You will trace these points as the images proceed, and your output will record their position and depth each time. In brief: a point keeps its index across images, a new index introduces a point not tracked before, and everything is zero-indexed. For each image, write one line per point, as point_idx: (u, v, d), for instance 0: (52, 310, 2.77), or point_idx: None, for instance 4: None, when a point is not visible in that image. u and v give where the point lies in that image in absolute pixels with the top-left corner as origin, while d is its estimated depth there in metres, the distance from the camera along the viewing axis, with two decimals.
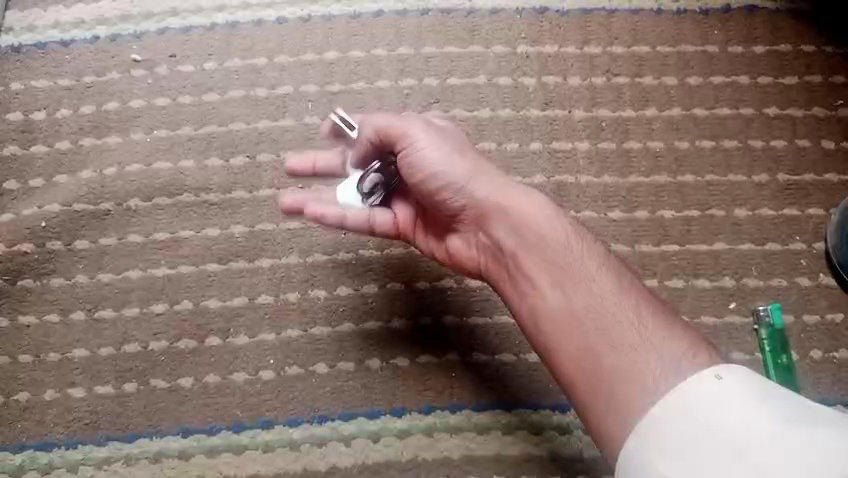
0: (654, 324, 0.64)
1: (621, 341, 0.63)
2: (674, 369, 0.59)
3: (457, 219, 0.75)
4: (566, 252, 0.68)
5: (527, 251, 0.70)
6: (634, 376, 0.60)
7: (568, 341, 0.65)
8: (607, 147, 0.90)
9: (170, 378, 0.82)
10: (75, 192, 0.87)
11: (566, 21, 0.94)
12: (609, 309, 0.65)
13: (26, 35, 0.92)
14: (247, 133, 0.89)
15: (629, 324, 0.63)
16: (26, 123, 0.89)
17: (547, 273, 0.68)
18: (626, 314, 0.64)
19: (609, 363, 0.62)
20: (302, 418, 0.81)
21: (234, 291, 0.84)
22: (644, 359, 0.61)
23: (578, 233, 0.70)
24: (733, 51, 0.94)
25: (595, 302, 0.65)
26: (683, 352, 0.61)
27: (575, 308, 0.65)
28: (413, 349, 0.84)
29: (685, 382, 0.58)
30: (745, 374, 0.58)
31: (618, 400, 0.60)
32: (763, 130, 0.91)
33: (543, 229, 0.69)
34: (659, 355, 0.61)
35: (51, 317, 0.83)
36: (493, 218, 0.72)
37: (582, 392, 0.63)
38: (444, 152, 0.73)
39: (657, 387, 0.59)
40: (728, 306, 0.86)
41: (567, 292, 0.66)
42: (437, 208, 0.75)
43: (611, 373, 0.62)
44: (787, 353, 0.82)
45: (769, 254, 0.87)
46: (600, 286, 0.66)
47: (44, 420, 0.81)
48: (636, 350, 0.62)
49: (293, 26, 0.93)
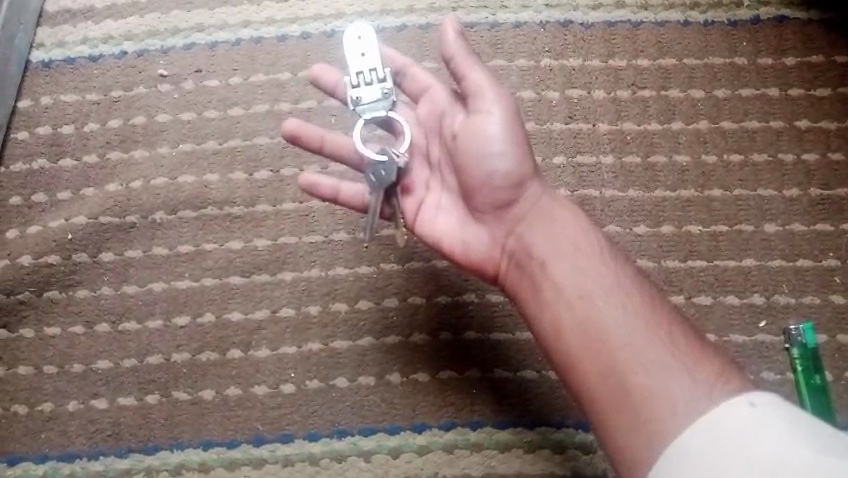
0: (687, 346, 0.62)
1: (650, 359, 0.61)
2: (706, 394, 0.58)
3: (495, 207, 0.72)
4: (600, 268, 0.67)
5: (558, 261, 0.68)
6: (663, 398, 0.59)
7: (593, 356, 0.63)
8: (633, 161, 0.89)
9: (192, 391, 0.82)
10: (100, 205, 0.88)
11: (590, 34, 0.93)
12: (639, 328, 0.63)
13: (56, 51, 0.94)
14: (271, 147, 0.90)
15: (659, 345, 0.62)
16: (54, 137, 0.91)
17: (577, 285, 0.67)
18: (657, 333, 0.63)
19: (637, 381, 0.61)
20: (321, 432, 0.81)
21: (256, 304, 0.84)
22: (674, 380, 0.60)
23: (608, 247, 0.69)
24: (762, 63, 0.92)
25: (625, 321, 0.64)
26: (715, 376, 0.60)
27: (602, 326, 0.64)
28: (434, 364, 0.83)
29: (719, 406, 0.57)
30: (775, 400, 0.57)
31: (643, 419, 0.59)
32: (793, 143, 0.89)
33: (585, 236, 0.69)
34: (691, 376, 0.60)
35: (76, 329, 0.84)
36: (539, 218, 0.71)
37: (606, 411, 0.62)
38: (519, 139, 0.71)
39: (687, 410, 0.58)
40: (757, 325, 0.83)
41: (597, 307, 0.65)
42: (476, 191, 0.72)
43: (640, 393, 0.60)
44: (821, 372, 0.77)
45: (801, 271, 0.85)
46: (630, 304, 0.65)
47: (67, 431, 0.82)
48: (667, 371, 0.60)
49: (317, 41, 0.93)
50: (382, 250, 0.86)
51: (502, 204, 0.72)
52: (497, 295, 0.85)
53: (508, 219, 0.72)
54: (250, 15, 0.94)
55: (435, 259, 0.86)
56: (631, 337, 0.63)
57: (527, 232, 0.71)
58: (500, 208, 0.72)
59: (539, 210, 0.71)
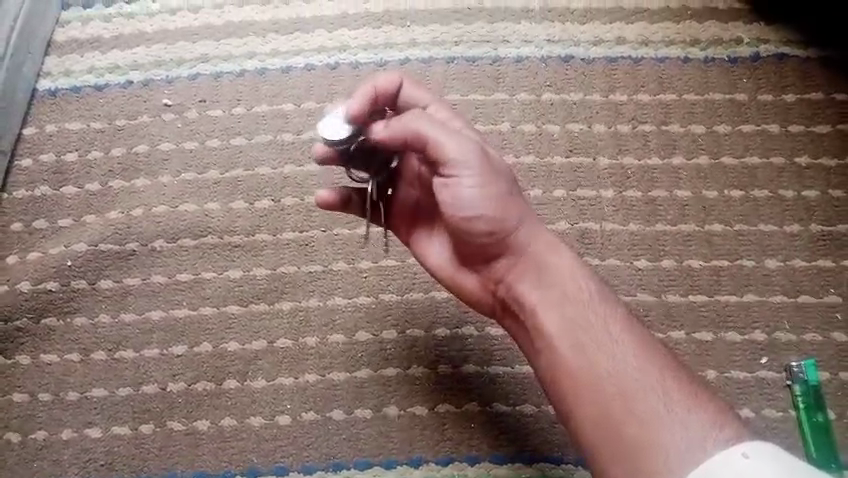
0: (680, 393, 0.62)
1: (643, 409, 0.61)
2: (701, 446, 0.58)
3: (488, 256, 0.72)
4: (590, 317, 0.66)
5: (549, 313, 0.67)
6: (657, 450, 0.59)
7: (587, 406, 0.63)
8: (633, 195, 0.89)
9: (187, 421, 0.81)
10: (101, 233, 0.88)
11: (591, 69, 0.94)
12: (632, 377, 0.63)
13: (63, 80, 0.95)
14: (272, 177, 0.90)
15: (654, 394, 0.61)
16: (57, 165, 0.91)
17: (567, 337, 0.66)
18: (649, 382, 0.62)
19: (631, 435, 0.60)
20: (317, 465, 0.80)
21: (254, 334, 0.84)
22: (669, 429, 0.59)
23: (599, 291, 0.68)
24: (761, 99, 0.93)
25: (617, 370, 0.63)
26: (709, 425, 0.59)
27: (596, 373, 0.63)
28: (431, 397, 0.82)
29: (715, 460, 0.56)
30: (771, 451, 0.56)
31: (639, 471, 0.59)
32: (794, 179, 0.89)
33: (568, 287, 0.68)
34: (686, 426, 0.59)
35: (73, 357, 0.84)
36: (526, 267, 0.70)
37: (602, 459, 0.61)
38: (496, 189, 0.68)
39: (682, 463, 0.57)
40: (759, 361, 0.83)
41: (588, 354, 0.64)
42: (465, 243, 0.72)
43: (634, 444, 0.60)
44: (824, 411, 0.75)
45: (803, 307, 0.84)
46: (622, 352, 0.64)
47: (59, 460, 0.80)
48: (660, 421, 0.60)
49: (321, 73, 0.94)
50: (383, 281, 0.86)
51: (490, 255, 0.71)
52: (495, 329, 0.84)
53: (498, 268, 0.72)
54: (255, 47, 0.96)
55: (434, 290, 0.86)
56: (625, 386, 0.62)
57: (516, 283, 0.70)
58: (489, 259, 0.72)
59: (527, 262, 0.70)
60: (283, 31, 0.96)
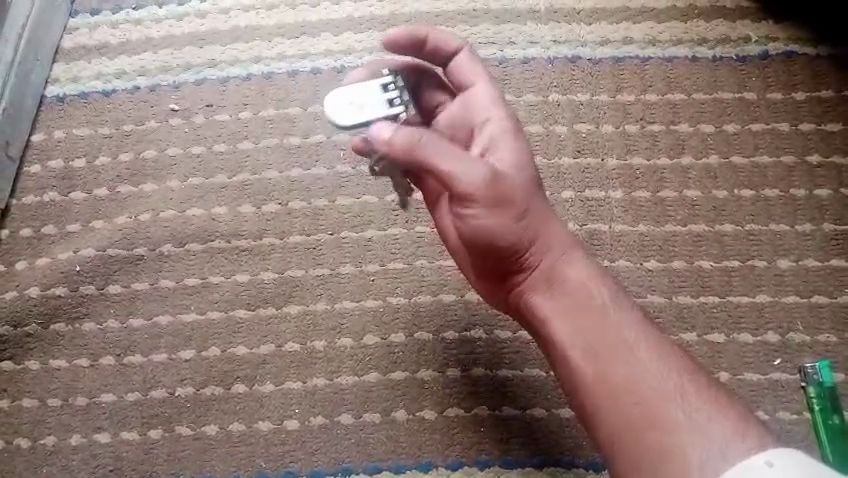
0: (698, 399, 0.61)
1: (661, 417, 0.60)
2: (722, 452, 0.57)
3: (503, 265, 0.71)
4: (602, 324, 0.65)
5: (562, 321, 0.67)
6: (677, 458, 0.58)
7: (605, 414, 0.62)
8: (642, 196, 0.88)
9: (195, 426, 0.81)
10: (109, 238, 0.88)
11: (598, 70, 0.94)
12: (648, 384, 0.62)
13: (71, 86, 0.95)
14: (279, 181, 0.90)
15: (671, 401, 0.61)
16: (66, 171, 0.91)
17: (580, 345, 0.65)
18: (665, 388, 0.61)
19: (650, 444, 0.59)
20: (325, 470, 0.79)
21: (262, 339, 0.84)
22: (688, 437, 0.58)
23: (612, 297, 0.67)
24: (771, 97, 0.92)
25: (631, 377, 0.62)
26: (730, 431, 0.58)
27: (611, 382, 0.63)
28: (440, 401, 0.81)
29: (737, 468, 0.55)
30: (790, 457, 0.55)
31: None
32: (805, 178, 0.88)
33: (581, 295, 0.67)
34: (706, 433, 0.58)
35: (81, 362, 0.84)
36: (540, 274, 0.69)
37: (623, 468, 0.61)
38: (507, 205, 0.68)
39: (702, 470, 0.56)
40: (771, 363, 0.82)
41: (602, 362, 0.64)
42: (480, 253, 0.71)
43: (654, 453, 0.59)
44: (839, 413, 0.75)
45: (816, 307, 0.83)
46: (636, 359, 0.63)
47: (68, 465, 0.80)
48: (680, 429, 0.59)
49: (327, 76, 0.94)
50: (391, 284, 0.85)
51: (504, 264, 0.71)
52: (504, 332, 0.84)
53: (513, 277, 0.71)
54: (262, 51, 0.96)
55: (442, 293, 0.85)
56: (641, 393, 0.61)
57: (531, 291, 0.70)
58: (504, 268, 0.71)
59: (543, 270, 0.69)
60: (290, 35, 0.96)
